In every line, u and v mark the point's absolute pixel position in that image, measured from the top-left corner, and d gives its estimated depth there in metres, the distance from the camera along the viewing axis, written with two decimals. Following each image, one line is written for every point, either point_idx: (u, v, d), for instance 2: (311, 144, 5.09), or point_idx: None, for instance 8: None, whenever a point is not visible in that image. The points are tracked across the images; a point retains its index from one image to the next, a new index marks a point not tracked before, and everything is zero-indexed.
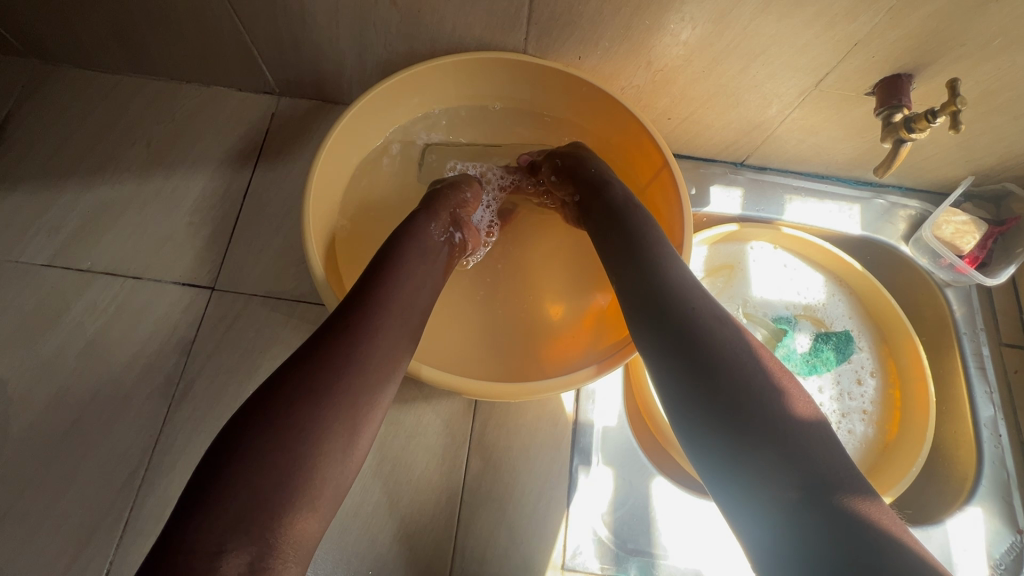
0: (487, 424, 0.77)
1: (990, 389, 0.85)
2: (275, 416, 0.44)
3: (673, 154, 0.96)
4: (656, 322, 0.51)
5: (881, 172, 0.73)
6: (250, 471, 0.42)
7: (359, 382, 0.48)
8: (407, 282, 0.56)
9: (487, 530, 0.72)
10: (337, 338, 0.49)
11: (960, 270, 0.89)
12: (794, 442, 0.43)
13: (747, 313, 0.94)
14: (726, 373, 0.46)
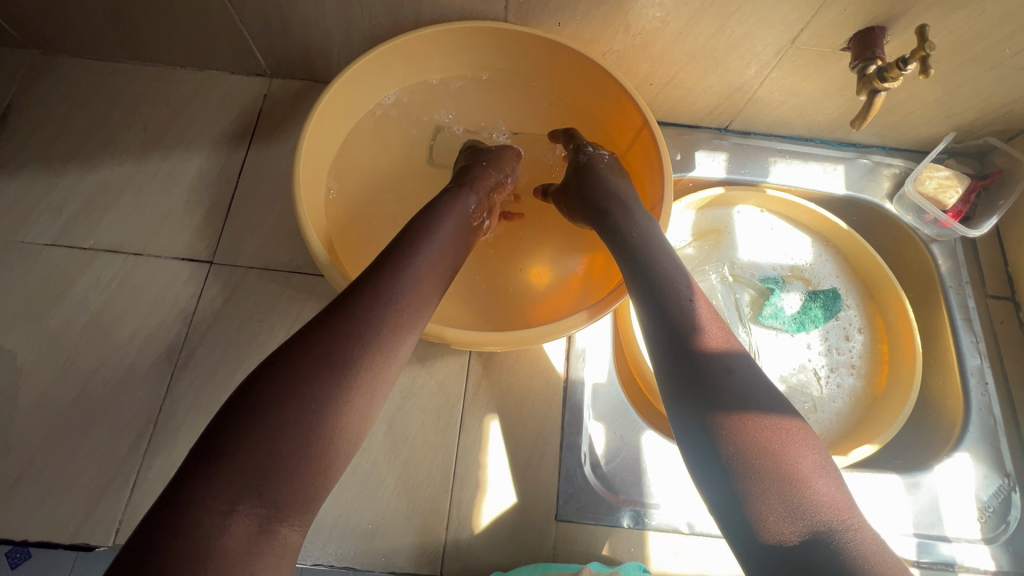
0: (480, 383, 0.79)
1: (977, 339, 0.86)
2: (297, 388, 0.45)
3: (658, 121, 0.98)
4: (660, 319, 0.56)
5: (857, 125, 0.74)
6: (258, 436, 0.43)
7: (366, 361, 0.48)
8: (426, 268, 0.57)
9: (482, 483, 0.74)
10: (348, 318, 0.50)
11: (945, 225, 0.90)
12: (779, 447, 0.46)
13: (734, 274, 0.96)
14: (717, 374, 0.50)
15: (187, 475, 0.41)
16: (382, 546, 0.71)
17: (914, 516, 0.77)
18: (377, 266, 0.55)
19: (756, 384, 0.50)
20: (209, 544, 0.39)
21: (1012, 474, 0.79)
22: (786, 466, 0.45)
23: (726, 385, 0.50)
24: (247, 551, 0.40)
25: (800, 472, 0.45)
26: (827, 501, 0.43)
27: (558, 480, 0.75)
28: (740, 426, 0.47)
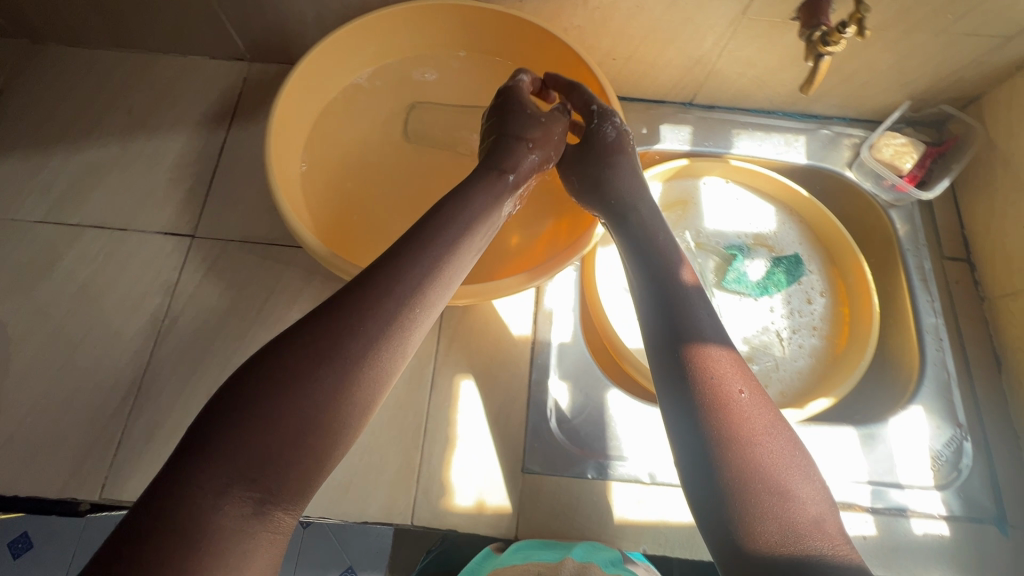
0: (450, 346, 0.83)
1: (932, 298, 0.89)
2: (320, 372, 0.44)
3: (625, 97, 1.01)
4: (665, 327, 0.56)
5: (806, 89, 0.76)
6: (251, 427, 0.41)
7: (363, 362, 0.46)
8: (455, 270, 0.56)
9: (451, 438, 0.77)
10: (351, 318, 0.47)
11: (902, 189, 0.93)
12: (787, 465, 0.46)
13: (699, 242, 0.99)
14: (721, 387, 0.50)
15: (182, 456, 0.40)
16: (356, 499, 0.74)
17: (869, 466, 0.80)
18: (388, 261, 0.52)
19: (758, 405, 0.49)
20: (195, 520, 0.38)
21: (964, 425, 0.82)
22: (776, 487, 0.44)
23: (727, 400, 0.49)
24: (234, 531, 0.39)
25: (790, 495, 0.44)
26: (824, 525, 0.43)
27: (525, 435, 0.78)
28: (736, 441, 0.46)
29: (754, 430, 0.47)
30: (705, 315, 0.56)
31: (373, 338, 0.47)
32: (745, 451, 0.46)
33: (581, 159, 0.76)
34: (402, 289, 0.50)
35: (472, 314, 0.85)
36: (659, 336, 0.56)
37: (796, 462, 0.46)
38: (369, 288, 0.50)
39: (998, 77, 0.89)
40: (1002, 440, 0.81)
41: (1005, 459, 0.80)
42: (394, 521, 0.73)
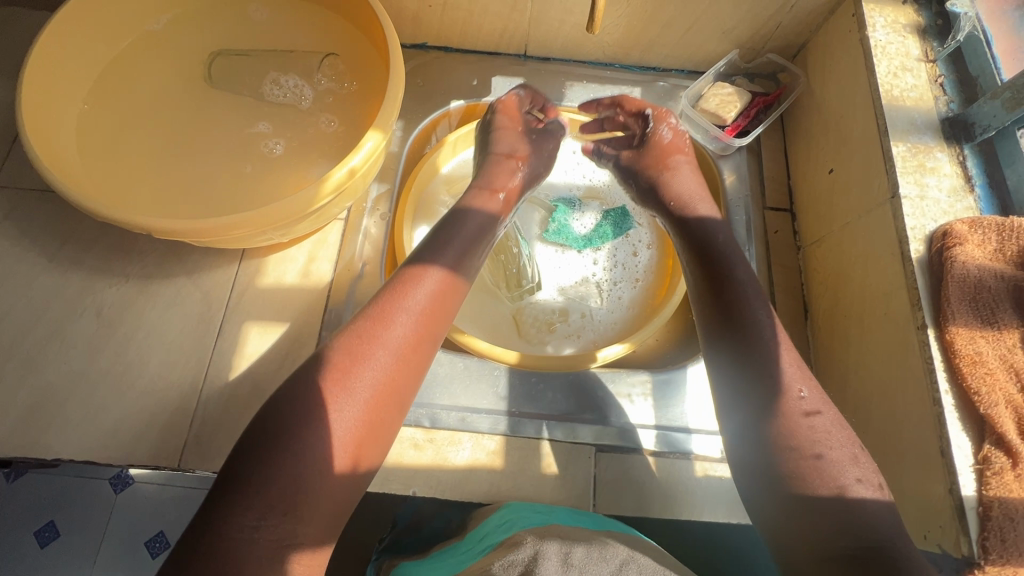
0: (245, 293, 0.82)
1: (748, 247, 0.88)
2: (297, 404, 0.48)
3: (459, 49, 0.99)
4: (728, 342, 0.59)
5: (590, 29, 0.74)
6: (321, 449, 0.47)
7: (392, 384, 0.52)
8: (441, 284, 0.58)
9: (231, 384, 0.77)
10: (386, 348, 0.52)
11: (722, 139, 0.92)
12: (816, 452, 0.52)
13: (529, 196, 0.97)
14: (777, 403, 0.54)
15: (219, 487, 0.45)
16: (124, 442, 0.73)
17: (658, 410, 0.79)
18: (396, 292, 0.56)
19: (826, 409, 0.54)
20: (235, 553, 0.42)
21: None
22: (833, 479, 0.50)
23: (802, 410, 0.54)
24: (271, 556, 0.43)
25: (822, 466, 0.51)
26: (858, 495, 0.49)
27: None
28: (794, 446, 0.52)
29: (818, 427, 0.53)
30: (766, 331, 0.58)
31: (362, 356, 0.51)
32: (804, 453, 0.52)
33: (633, 165, 0.80)
34: (400, 321, 0.54)
35: (270, 262, 0.84)
36: (723, 351, 0.59)
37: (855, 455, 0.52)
38: (399, 317, 0.54)
39: (816, 23, 0.88)
40: None
41: None
42: (161, 464, 0.73)
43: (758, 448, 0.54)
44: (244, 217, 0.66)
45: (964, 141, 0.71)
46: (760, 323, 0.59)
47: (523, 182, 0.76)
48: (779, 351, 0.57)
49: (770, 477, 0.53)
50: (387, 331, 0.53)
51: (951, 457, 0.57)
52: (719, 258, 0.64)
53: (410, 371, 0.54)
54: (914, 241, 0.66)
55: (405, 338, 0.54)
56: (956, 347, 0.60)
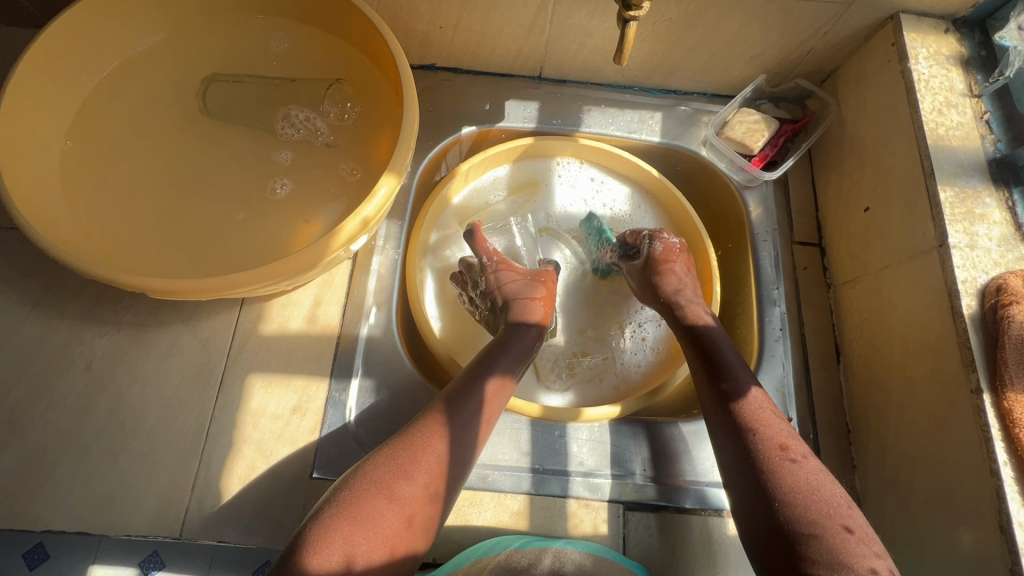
0: (246, 343, 0.76)
1: (777, 285, 0.84)
2: (343, 514, 0.51)
3: (469, 71, 0.93)
4: (718, 429, 0.63)
5: (618, 61, 0.67)
6: (367, 553, 0.50)
7: (434, 489, 0.55)
8: (477, 391, 0.63)
9: (234, 444, 0.71)
10: (424, 456, 0.56)
11: (749, 170, 0.87)
12: (828, 537, 0.51)
13: (548, 228, 0.93)
14: (764, 480, 0.56)
15: None
16: (119, 511, 0.68)
17: (688, 463, 0.75)
18: (435, 405, 0.61)
19: (823, 490, 0.55)
20: None
21: (795, 419, 0.77)
22: (827, 553, 0.51)
23: (790, 484, 0.55)
24: None
25: (833, 549, 0.51)
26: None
27: (318, 438, 0.72)
28: (788, 522, 0.53)
29: (809, 500, 0.54)
30: (748, 413, 0.62)
31: (402, 466, 0.55)
32: (798, 528, 0.53)
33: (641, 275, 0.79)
34: (436, 431, 0.58)
35: (274, 307, 0.78)
36: (713, 438, 0.63)
37: (854, 530, 0.53)
38: (435, 428, 0.58)
39: (850, 48, 0.83)
40: (831, 434, 0.77)
41: (832, 455, 0.76)
42: (161, 534, 0.68)
43: (755, 527, 0.55)
44: (237, 276, 0.60)
45: (1013, 185, 0.68)
46: (753, 407, 0.62)
47: (548, 294, 0.78)
48: (766, 431, 0.60)
49: (772, 555, 0.53)
50: (424, 441, 0.57)
51: (1011, 533, 0.55)
52: (718, 348, 0.68)
53: (448, 479, 0.57)
54: (965, 295, 0.63)
55: (444, 448, 0.57)
56: (1015, 415, 0.56)
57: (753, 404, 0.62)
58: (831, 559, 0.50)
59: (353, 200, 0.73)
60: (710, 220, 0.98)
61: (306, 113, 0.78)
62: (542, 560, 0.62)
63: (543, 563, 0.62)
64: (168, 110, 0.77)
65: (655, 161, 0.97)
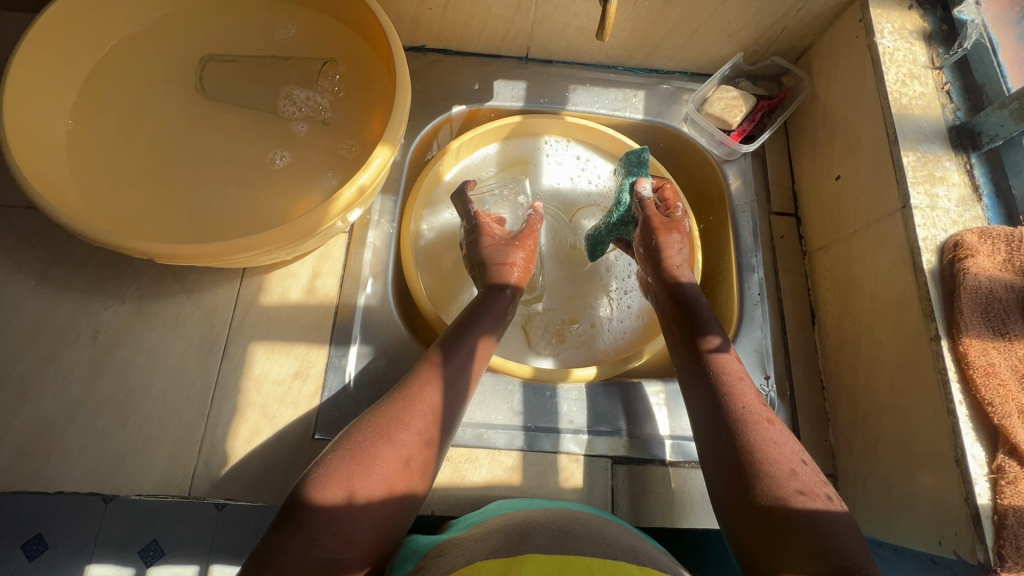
0: (247, 312, 0.79)
1: (755, 253, 0.88)
2: (346, 454, 0.55)
3: (459, 52, 0.96)
4: (694, 379, 0.66)
5: (599, 36, 0.70)
6: (369, 488, 0.53)
7: (429, 436, 0.59)
8: (466, 348, 0.66)
9: (238, 408, 0.74)
10: (420, 405, 0.60)
11: (728, 144, 0.90)
12: (780, 470, 0.56)
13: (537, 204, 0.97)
14: (735, 422, 0.60)
15: (277, 531, 0.51)
16: (129, 473, 0.71)
17: (672, 419, 0.79)
18: (426, 361, 0.64)
19: (778, 431, 0.60)
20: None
21: (772, 377, 0.81)
22: (790, 486, 0.55)
23: (749, 425, 0.60)
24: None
25: (784, 480, 0.55)
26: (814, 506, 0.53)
27: (319, 402, 0.75)
28: (756, 459, 0.57)
29: (771, 440, 0.59)
30: (725, 364, 0.65)
31: (398, 413, 0.58)
32: (764, 464, 0.56)
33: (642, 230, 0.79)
34: (430, 383, 0.62)
35: (274, 279, 0.81)
36: (688, 388, 0.67)
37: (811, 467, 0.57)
38: (429, 382, 0.62)
39: (822, 26, 0.87)
40: (806, 391, 0.81)
41: (807, 410, 0.80)
42: (170, 493, 0.71)
43: (723, 465, 0.59)
44: (239, 242, 0.63)
45: (971, 149, 0.72)
46: (728, 360, 0.66)
47: (528, 256, 0.80)
48: (739, 381, 0.64)
49: (736, 490, 0.57)
50: (419, 391, 0.61)
51: (966, 466, 0.59)
52: (699, 308, 0.71)
53: (441, 428, 0.61)
54: (926, 252, 0.67)
55: (437, 398, 0.61)
56: (970, 358, 0.61)
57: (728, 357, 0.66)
58: (793, 491, 0.54)
59: (349, 173, 0.76)
60: (692, 195, 1.02)
61: (301, 92, 0.80)
62: (547, 518, 0.58)
63: (548, 518, 0.58)
64: (166, 88, 0.79)
65: (639, 139, 1.01)
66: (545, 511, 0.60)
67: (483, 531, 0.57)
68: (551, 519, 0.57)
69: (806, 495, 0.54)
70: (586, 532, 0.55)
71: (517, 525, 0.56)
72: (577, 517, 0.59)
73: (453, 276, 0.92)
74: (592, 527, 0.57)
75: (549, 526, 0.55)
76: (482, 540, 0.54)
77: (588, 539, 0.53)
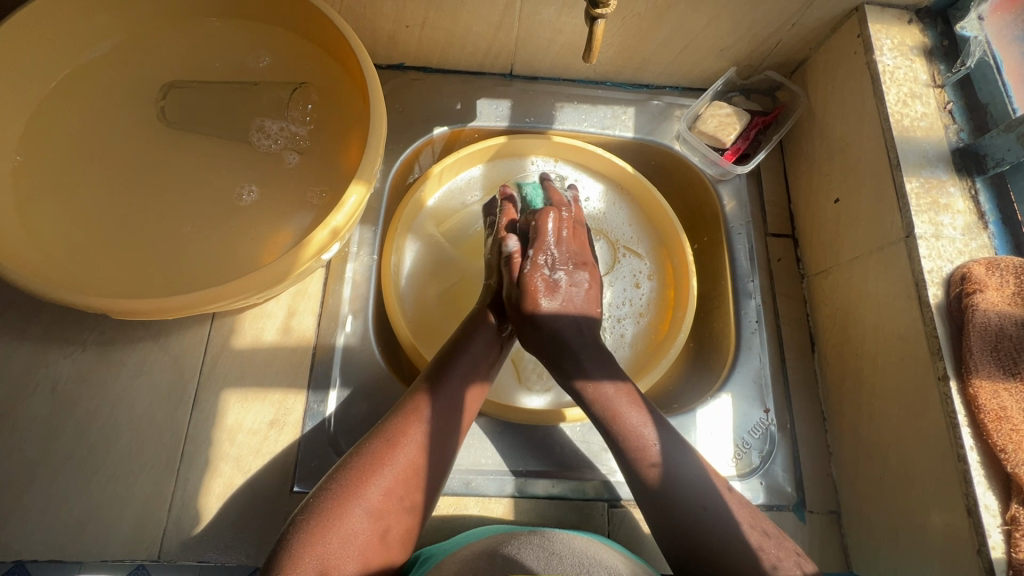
0: (219, 356, 0.74)
1: (752, 278, 0.84)
2: (316, 525, 0.51)
3: (439, 69, 0.92)
4: (598, 426, 0.64)
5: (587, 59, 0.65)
6: (343, 567, 0.50)
7: (408, 498, 0.55)
8: (450, 392, 0.61)
9: (210, 462, 0.70)
10: (400, 468, 0.55)
11: (722, 164, 0.87)
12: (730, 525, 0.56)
13: None
14: (674, 475, 0.59)
15: None
16: (93, 536, 0.66)
17: None
18: (408, 411, 0.59)
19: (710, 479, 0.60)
20: None
21: (772, 410, 0.78)
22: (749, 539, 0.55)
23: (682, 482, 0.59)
24: None
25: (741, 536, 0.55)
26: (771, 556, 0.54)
27: (297, 451, 0.71)
28: (700, 516, 0.57)
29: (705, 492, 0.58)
30: (633, 408, 0.63)
31: (374, 474, 0.54)
32: (709, 522, 0.56)
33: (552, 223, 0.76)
34: (413, 441, 0.57)
35: (247, 319, 0.76)
36: (600, 430, 0.64)
37: (760, 516, 0.58)
38: (411, 440, 0.57)
39: (817, 40, 0.84)
40: (807, 423, 0.78)
41: (809, 444, 0.77)
42: (138, 556, 0.66)
43: (665, 524, 0.58)
44: (202, 293, 0.58)
45: (975, 174, 0.69)
46: (606, 399, 0.64)
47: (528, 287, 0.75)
48: (633, 428, 0.62)
49: (681, 549, 0.57)
50: (396, 447, 0.56)
51: (978, 516, 0.56)
52: (564, 342, 0.68)
53: (423, 487, 0.57)
54: (932, 285, 0.64)
55: (416, 454, 0.57)
56: (980, 401, 0.58)
57: (595, 394, 0.64)
58: (746, 551, 0.55)
59: (324, 207, 0.72)
60: (686, 214, 0.98)
61: (270, 120, 0.75)
62: (532, 537, 0.54)
63: (533, 538, 0.53)
64: (124, 119, 0.74)
65: (630, 157, 0.97)
66: (530, 532, 0.56)
67: (466, 553, 0.53)
68: (536, 539, 0.53)
69: (770, 560, 0.54)
70: (570, 553, 0.51)
71: (502, 545, 0.52)
72: (561, 536, 0.55)
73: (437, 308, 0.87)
74: (579, 547, 0.53)
75: (534, 547, 0.51)
76: (462, 563, 0.51)
77: (572, 561, 0.49)
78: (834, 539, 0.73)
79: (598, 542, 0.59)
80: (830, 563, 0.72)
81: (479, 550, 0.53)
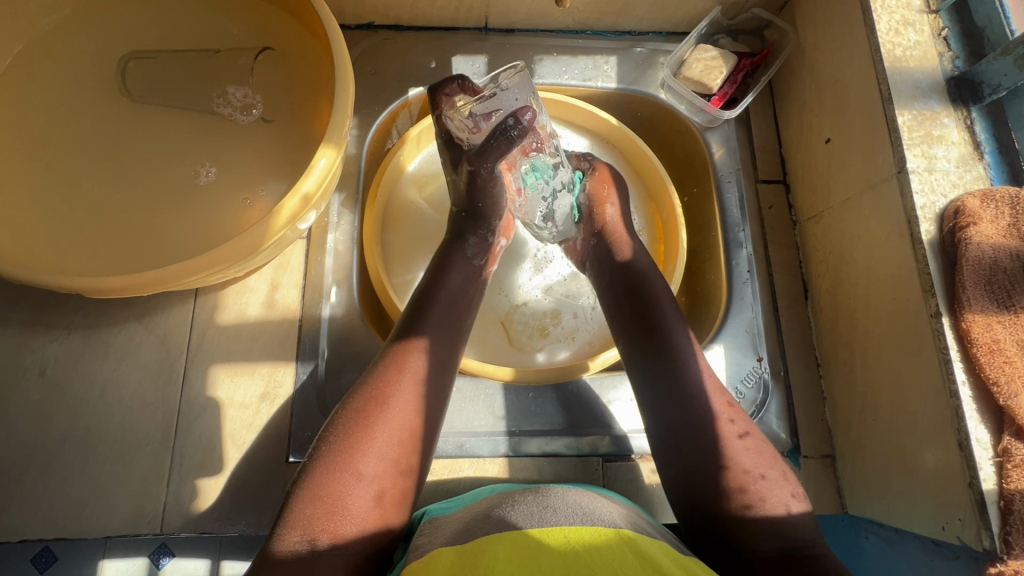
0: (205, 333, 0.74)
1: (742, 227, 0.82)
2: (312, 482, 0.51)
3: (411, 27, 0.88)
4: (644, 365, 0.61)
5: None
6: (339, 522, 0.50)
7: (402, 456, 0.54)
8: (432, 349, 0.60)
9: (205, 437, 0.70)
10: (386, 427, 0.54)
11: (709, 110, 0.83)
12: (733, 470, 0.54)
13: None
14: (688, 416, 0.57)
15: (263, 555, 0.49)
16: (95, 514, 0.67)
17: None
18: (394, 366, 0.58)
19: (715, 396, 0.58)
20: None
21: (766, 359, 0.77)
22: (753, 472, 0.54)
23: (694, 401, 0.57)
24: None
25: (744, 481, 0.53)
26: (771, 505, 0.52)
27: (290, 422, 0.71)
28: (706, 446, 0.55)
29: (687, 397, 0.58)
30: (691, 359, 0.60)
31: (361, 429, 0.53)
32: (734, 481, 0.53)
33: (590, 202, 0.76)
34: (398, 401, 0.56)
35: (229, 295, 0.76)
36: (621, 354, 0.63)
37: (770, 460, 0.55)
38: (398, 399, 0.56)
39: None
40: (800, 371, 0.77)
41: (802, 391, 0.77)
42: (141, 532, 0.67)
43: (689, 480, 0.55)
44: (172, 269, 0.57)
45: (971, 103, 0.66)
46: (679, 354, 0.60)
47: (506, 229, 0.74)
48: (690, 389, 0.58)
49: (699, 507, 0.54)
50: (380, 405, 0.55)
51: (969, 450, 0.56)
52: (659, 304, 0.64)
53: (418, 446, 0.56)
54: (924, 221, 0.62)
55: (399, 410, 0.55)
56: (973, 336, 0.57)
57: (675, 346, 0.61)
58: (732, 489, 0.53)
59: (296, 175, 0.70)
60: (674, 165, 0.95)
61: (239, 90, 0.73)
62: (524, 493, 0.54)
63: (529, 493, 0.53)
64: (87, 96, 0.71)
65: (615, 109, 0.94)
66: (526, 489, 0.56)
67: (461, 519, 0.53)
68: (532, 495, 0.52)
69: (773, 502, 0.52)
70: (566, 504, 0.50)
71: (499, 506, 0.51)
72: (557, 489, 0.54)
73: (423, 276, 0.85)
74: (574, 498, 0.52)
75: (529, 503, 0.51)
76: (462, 525, 0.51)
77: (568, 513, 0.49)
78: (829, 483, 0.73)
79: (594, 492, 0.58)
80: (826, 504, 0.72)
81: (475, 514, 0.52)
